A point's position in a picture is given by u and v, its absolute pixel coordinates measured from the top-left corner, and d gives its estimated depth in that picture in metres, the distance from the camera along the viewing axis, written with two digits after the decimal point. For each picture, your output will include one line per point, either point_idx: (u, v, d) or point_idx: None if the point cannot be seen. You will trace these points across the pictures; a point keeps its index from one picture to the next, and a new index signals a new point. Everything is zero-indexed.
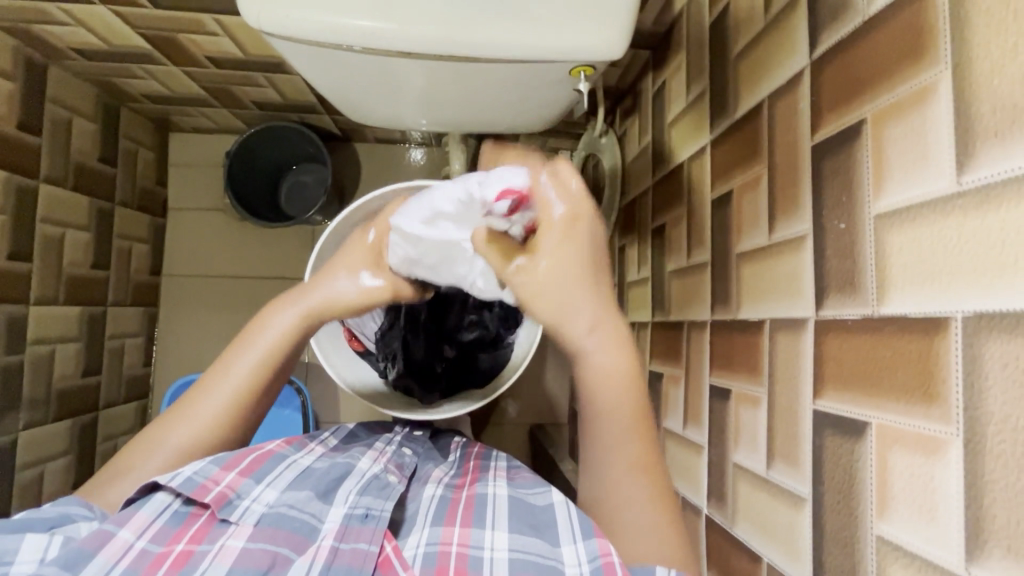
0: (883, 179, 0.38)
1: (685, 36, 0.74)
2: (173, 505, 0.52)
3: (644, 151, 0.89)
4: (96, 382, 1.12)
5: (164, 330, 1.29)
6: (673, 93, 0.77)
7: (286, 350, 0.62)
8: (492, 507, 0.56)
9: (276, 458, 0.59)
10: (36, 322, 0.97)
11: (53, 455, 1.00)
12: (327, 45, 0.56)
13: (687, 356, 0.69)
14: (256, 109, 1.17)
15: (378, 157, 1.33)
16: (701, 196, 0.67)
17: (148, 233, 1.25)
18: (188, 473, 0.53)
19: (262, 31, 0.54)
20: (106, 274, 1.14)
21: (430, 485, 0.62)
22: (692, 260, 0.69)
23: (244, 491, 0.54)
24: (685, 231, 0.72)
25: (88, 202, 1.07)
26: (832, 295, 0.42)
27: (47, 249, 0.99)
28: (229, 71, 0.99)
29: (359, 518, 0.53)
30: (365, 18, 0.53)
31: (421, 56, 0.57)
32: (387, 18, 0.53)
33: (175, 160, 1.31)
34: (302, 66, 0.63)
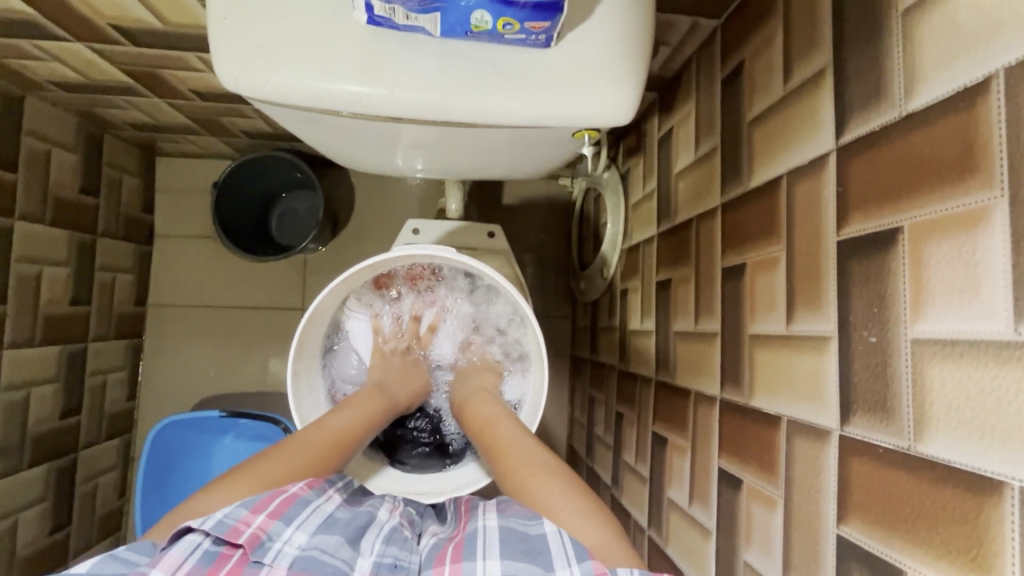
0: (924, 300, 0.34)
1: (694, 85, 0.70)
2: (203, 546, 0.46)
3: (649, 196, 0.85)
4: (76, 421, 1.08)
5: (149, 362, 1.25)
6: (681, 144, 0.73)
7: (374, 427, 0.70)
8: (483, 538, 0.50)
9: (301, 499, 0.53)
10: (9, 365, 0.92)
11: (29, 502, 0.96)
12: (312, 109, 0.52)
13: (693, 428, 0.65)
14: (245, 137, 1.13)
15: (372, 183, 1.28)
16: (710, 260, 0.63)
17: (132, 263, 1.21)
18: (219, 516, 0.48)
19: (241, 94, 0.50)
20: (87, 309, 1.09)
21: (425, 537, 0.57)
22: (700, 326, 0.65)
23: (274, 534, 0.49)
24: (693, 293, 0.68)
25: (68, 236, 1.03)
26: (860, 413, 0.38)
27: (22, 289, 0.94)
28: (215, 103, 0.95)
29: (390, 568, 0.49)
30: (352, 84, 0.49)
31: (413, 119, 0.53)
32: (376, 83, 0.49)
33: (161, 186, 1.27)
34: (287, 122, 0.59)
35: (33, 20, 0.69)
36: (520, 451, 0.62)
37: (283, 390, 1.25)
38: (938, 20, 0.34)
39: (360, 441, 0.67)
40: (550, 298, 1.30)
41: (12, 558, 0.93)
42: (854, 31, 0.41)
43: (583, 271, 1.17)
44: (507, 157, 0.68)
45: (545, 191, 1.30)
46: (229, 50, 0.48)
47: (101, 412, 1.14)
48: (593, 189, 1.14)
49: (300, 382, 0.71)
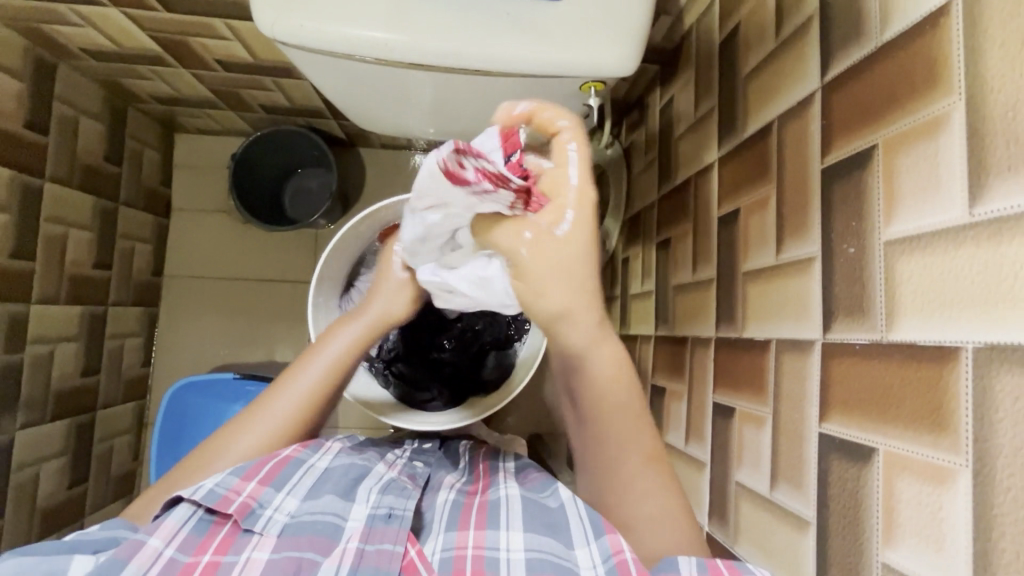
0: (894, 206, 0.38)
1: (694, 53, 0.74)
2: (198, 514, 0.52)
3: (650, 164, 0.89)
4: (95, 382, 1.11)
5: (164, 331, 1.29)
6: (681, 109, 0.78)
7: (351, 362, 0.65)
8: (506, 509, 0.56)
9: (294, 462, 0.58)
10: (36, 321, 0.96)
11: (50, 455, 1.00)
12: (340, 55, 0.56)
13: (690, 372, 0.69)
14: (263, 112, 1.17)
15: (383, 161, 1.33)
16: (707, 213, 0.67)
17: (150, 234, 1.25)
18: (209, 485, 0.53)
19: (276, 39, 0.54)
20: (107, 274, 1.13)
21: (443, 490, 0.62)
22: (697, 276, 0.69)
23: (266, 500, 0.54)
24: (691, 246, 0.72)
25: (93, 202, 1.07)
26: (840, 319, 0.42)
27: (49, 248, 0.98)
28: (238, 74, 0.99)
29: (383, 518, 0.53)
30: (378, 30, 0.53)
31: (433, 68, 0.57)
32: (401, 30, 0.53)
33: (179, 161, 1.31)
34: (314, 74, 0.63)
35: None
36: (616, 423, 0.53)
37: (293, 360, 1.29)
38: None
39: (349, 372, 0.65)
40: None
41: (32, 508, 0.97)
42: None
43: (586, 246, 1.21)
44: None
45: None
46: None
47: (118, 376, 1.18)
48: (596, 168, 1.19)
49: (319, 317, 0.77)
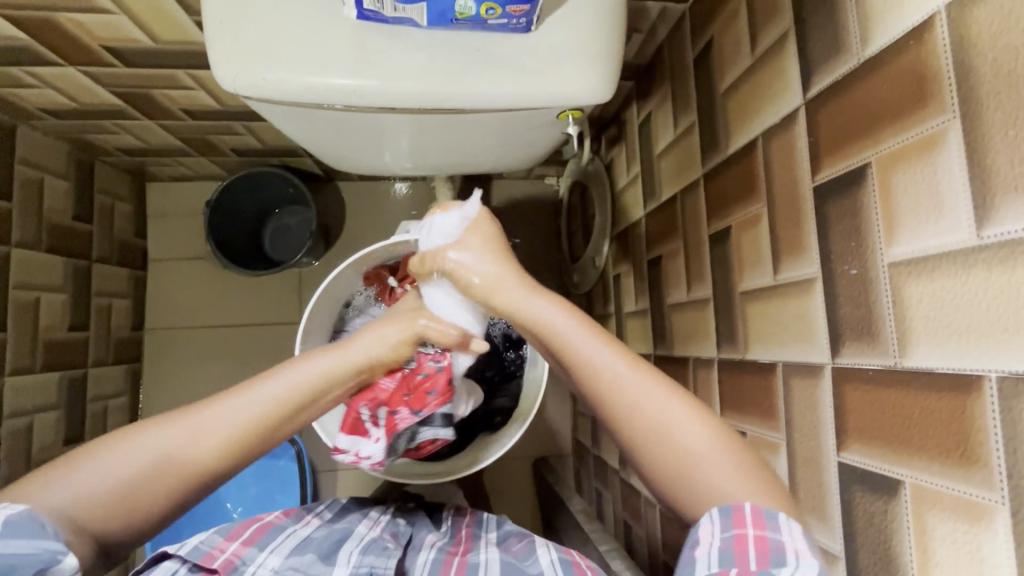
0: (895, 226, 0.36)
1: (669, 69, 0.73)
2: (179, 572, 0.51)
3: (634, 179, 0.88)
4: (79, 448, 1.07)
5: (149, 386, 1.25)
6: (661, 124, 0.76)
7: (312, 394, 0.51)
8: (484, 572, 0.55)
9: (276, 529, 0.57)
10: (12, 394, 0.93)
11: None
12: (307, 103, 0.54)
13: (695, 394, 0.67)
14: (235, 155, 1.15)
15: (361, 194, 1.30)
16: (697, 230, 0.66)
17: (128, 288, 1.21)
18: (195, 542, 0.53)
19: (238, 93, 0.52)
20: (84, 335, 1.09)
21: (423, 550, 0.59)
22: (692, 294, 0.67)
23: (250, 558, 0.53)
24: (683, 264, 0.70)
25: (64, 262, 1.04)
26: (848, 343, 0.41)
27: (20, 317, 0.95)
28: (206, 121, 0.97)
29: None
30: (345, 77, 0.51)
31: (405, 109, 0.55)
32: (369, 75, 0.51)
33: (153, 211, 1.28)
34: (282, 123, 0.61)
35: (26, 44, 0.71)
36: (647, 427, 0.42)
37: None
38: None
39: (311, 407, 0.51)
40: None
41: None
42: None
43: (576, 264, 1.18)
44: (496, 150, 0.71)
45: (532, 191, 1.33)
46: (225, 50, 0.50)
47: None
48: (579, 184, 1.18)
49: None
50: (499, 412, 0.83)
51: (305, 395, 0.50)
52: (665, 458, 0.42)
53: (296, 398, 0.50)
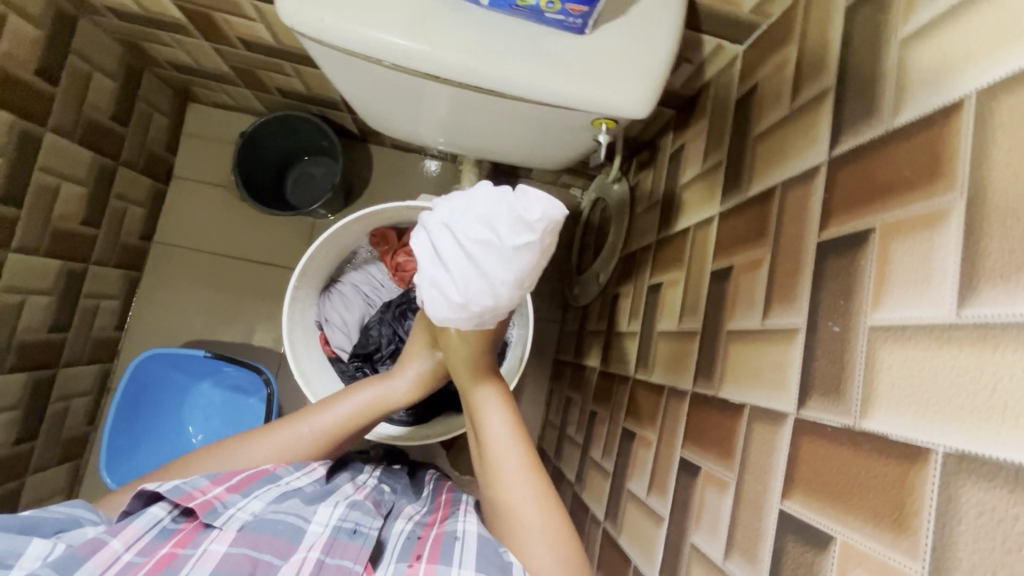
0: (883, 293, 0.37)
1: (710, 105, 0.74)
2: (163, 520, 0.57)
3: (653, 205, 0.89)
4: (62, 339, 1.09)
5: (144, 297, 1.27)
6: (691, 156, 0.78)
7: (370, 418, 0.69)
8: (460, 545, 0.57)
9: (268, 476, 0.62)
10: (12, 268, 0.95)
11: (1, 408, 0.97)
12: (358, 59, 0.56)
13: (662, 422, 0.68)
14: (278, 94, 1.17)
15: (391, 161, 1.32)
16: (701, 264, 0.67)
17: (146, 198, 1.23)
18: (176, 483, 0.57)
19: (294, 29, 0.54)
20: (94, 232, 1.12)
21: (400, 520, 0.65)
22: (682, 326, 0.68)
23: (230, 502, 0.58)
24: (680, 294, 0.71)
25: (94, 159, 1.06)
26: (815, 397, 0.41)
27: (39, 199, 0.97)
28: (258, 55, 0.99)
29: (347, 533, 0.57)
30: (397, 36, 0.53)
31: (448, 81, 0.57)
32: (421, 40, 0.53)
33: (188, 130, 1.30)
34: (328, 69, 0.63)
35: None
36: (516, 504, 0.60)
37: (270, 346, 1.27)
38: (928, 47, 0.39)
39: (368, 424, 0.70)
40: (542, 300, 1.32)
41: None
42: (859, 55, 0.46)
43: (579, 276, 1.19)
44: (527, 144, 0.72)
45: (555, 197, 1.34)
46: None
47: (88, 335, 1.16)
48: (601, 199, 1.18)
49: (294, 311, 0.75)
50: None
51: (363, 417, 0.69)
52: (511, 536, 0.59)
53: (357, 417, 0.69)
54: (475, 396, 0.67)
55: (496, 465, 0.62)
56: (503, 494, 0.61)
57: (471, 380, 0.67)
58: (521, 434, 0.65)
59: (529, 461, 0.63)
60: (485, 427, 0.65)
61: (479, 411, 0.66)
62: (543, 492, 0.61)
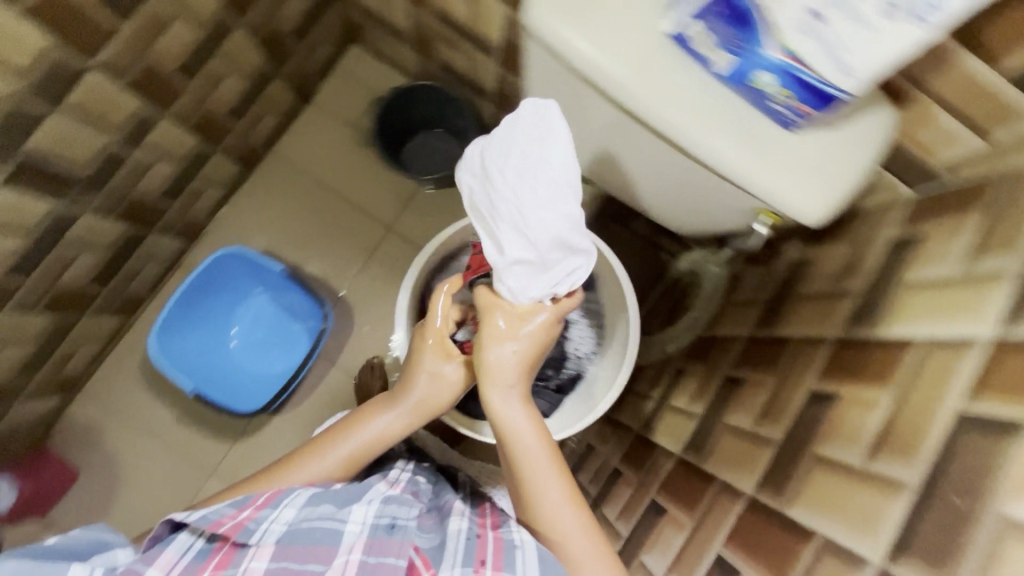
0: (1020, 490, 0.41)
1: (855, 231, 0.73)
2: (196, 544, 0.59)
3: (756, 302, 0.89)
4: (165, 208, 1.18)
5: (242, 196, 1.34)
6: (819, 272, 0.77)
7: (380, 446, 0.74)
8: (521, 556, 0.60)
9: (292, 490, 0.65)
10: (160, 132, 1.05)
11: (92, 248, 1.06)
12: (571, 69, 0.61)
13: (702, 512, 0.70)
14: (437, 62, 1.22)
15: None
16: (801, 375, 0.68)
17: (283, 110, 1.31)
18: (201, 513, 0.60)
19: (535, 29, 0.60)
20: (230, 126, 1.20)
21: (454, 518, 0.68)
22: (759, 429, 0.70)
23: (262, 517, 0.60)
24: (764, 398, 0.72)
25: (257, 59, 1.15)
26: (912, 555, 0.47)
27: (201, 84, 1.07)
28: (439, 21, 1.06)
29: (386, 530, 0.61)
30: (623, 71, 0.58)
31: (645, 126, 0.62)
32: (641, 82, 0.59)
33: (341, 64, 1.38)
34: (533, 76, 0.69)
35: None
36: (563, 526, 0.63)
37: (330, 285, 1.31)
38: None
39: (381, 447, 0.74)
40: None
41: (38, 278, 1.00)
42: None
43: None
44: (676, 205, 0.76)
45: None
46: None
47: (185, 212, 1.24)
48: None
49: None
50: None
51: (371, 447, 0.73)
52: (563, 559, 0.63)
53: (375, 443, 0.73)
54: (499, 409, 0.69)
55: (537, 487, 0.65)
56: (549, 516, 0.64)
57: (499, 395, 0.69)
58: (555, 453, 0.67)
59: (568, 486, 0.65)
60: (517, 444, 0.67)
61: (506, 423, 0.68)
62: (589, 523, 0.64)
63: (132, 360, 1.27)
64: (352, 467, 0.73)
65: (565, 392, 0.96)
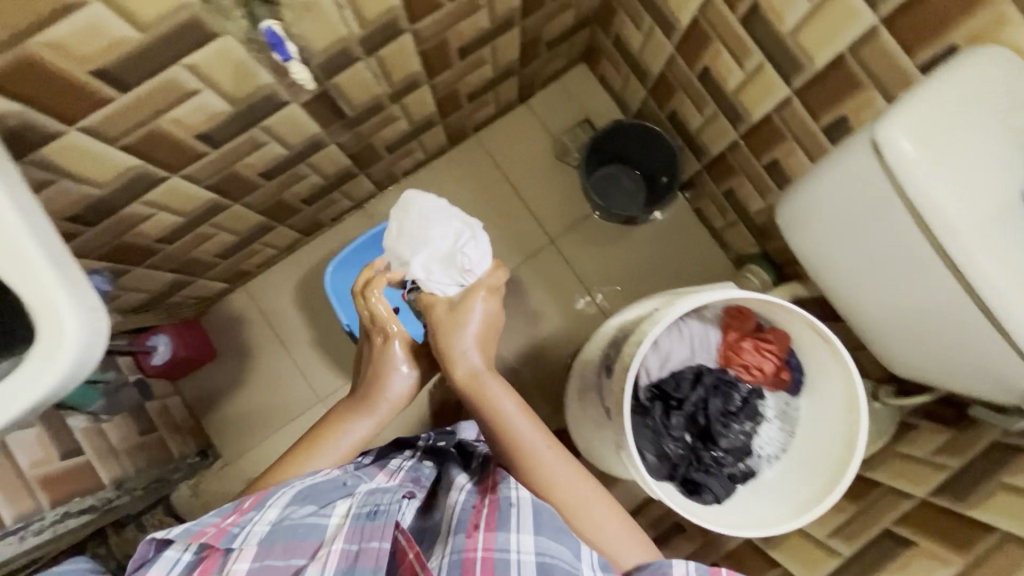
0: None
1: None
2: (183, 557, 0.68)
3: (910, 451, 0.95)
4: (382, 157, 1.28)
5: (437, 164, 1.46)
6: (976, 439, 0.85)
7: (359, 446, 0.88)
8: (512, 514, 0.72)
9: (268, 493, 0.75)
10: (425, 92, 1.13)
11: (320, 173, 1.17)
12: (906, 204, 0.72)
13: None
14: (664, 114, 1.30)
15: (680, 220, 1.45)
16: (939, 531, 0.77)
17: (502, 103, 1.41)
18: (177, 530, 0.68)
19: (883, 143, 0.71)
20: (465, 105, 1.29)
21: (455, 493, 0.82)
22: (885, 564, 0.78)
23: (246, 520, 0.71)
24: (896, 539, 0.81)
25: (516, 58, 1.23)
26: None
27: (470, 63, 1.13)
28: (696, 86, 1.12)
29: (372, 515, 0.72)
30: (957, 208, 0.68)
31: (934, 268, 0.73)
32: (973, 224, 0.68)
33: (565, 80, 1.49)
34: (846, 171, 0.78)
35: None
36: (569, 490, 0.78)
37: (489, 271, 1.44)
38: None
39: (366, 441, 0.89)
40: None
41: (274, 183, 1.09)
42: None
43: None
44: (899, 344, 0.86)
45: None
46: (914, 120, 0.69)
47: (393, 166, 1.36)
48: None
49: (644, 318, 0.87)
50: (712, 489, 0.93)
51: (360, 437, 0.88)
52: (578, 519, 0.77)
53: (364, 438, 0.88)
54: (489, 394, 0.85)
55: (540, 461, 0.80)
56: (556, 483, 0.79)
57: (479, 380, 0.86)
58: (542, 430, 0.83)
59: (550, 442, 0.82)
60: (512, 428, 0.83)
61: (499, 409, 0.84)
62: (588, 484, 0.80)
63: (297, 273, 1.43)
64: (350, 454, 0.88)
65: (736, 484, 0.95)
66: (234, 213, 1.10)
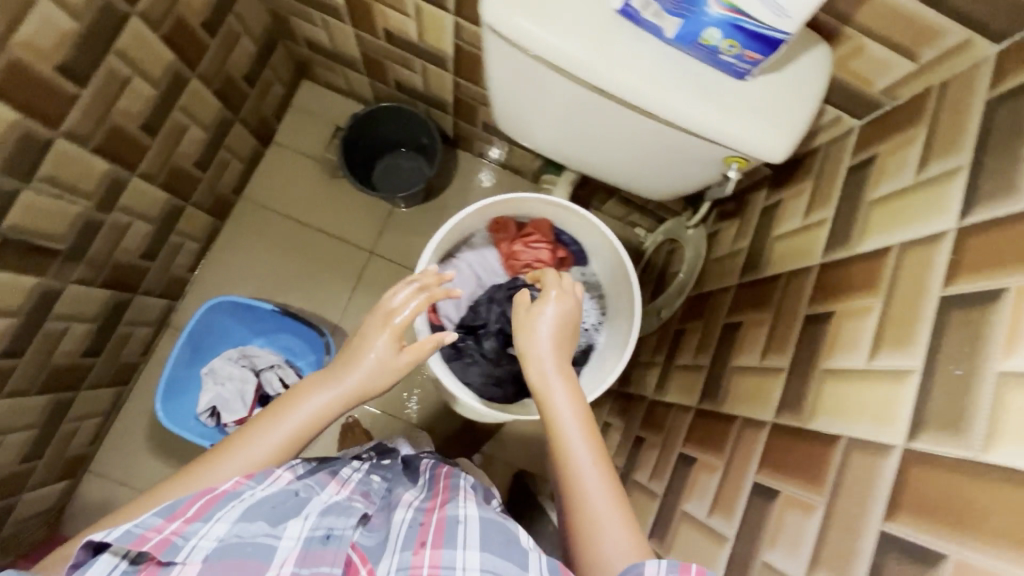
0: (833, 350, 0.68)
1: (816, 169, 0.89)
2: (118, 566, 0.56)
3: (736, 253, 1.07)
4: (147, 268, 1.30)
5: (218, 251, 1.51)
6: (789, 211, 0.94)
7: (300, 438, 0.71)
8: (460, 528, 0.64)
9: (224, 497, 0.61)
10: (113, 134, 1.02)
11: (83, 317, 1.16)
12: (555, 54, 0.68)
13: (730, 451, 0.80)
14: (393, 87, 1.42)
15: (471, 167, 1.58)
16: (793, 311, 0.80)
17: (211, 124, 1.29)
18: (126, 528, 0.56)
19: (492, 24, 0.68)
20: (150, 143, 1.13)
21: (401, 509, 0.72)
22: (765, 361, 0.81)
23: (190, 533, 0.57)
24: (766, 333, 0.84)
25: (215, 113, 1.28)
26: (788, 412, 0.71)
27: (108, 82, 0.96)
28: (395, 49, 1.23)
29: (321, 539, 0.61)
30: (587, 51, 0.67)
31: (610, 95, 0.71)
32: (605, 60, 0.68)
33: (298, 104, 1.59)
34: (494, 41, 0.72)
35: None
36: (585, 483, 0.64)
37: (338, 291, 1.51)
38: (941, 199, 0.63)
39: (318, 428, 0.72)
40: None
41: (31, 355, 1.07)
42: (987, 175, 0.58)
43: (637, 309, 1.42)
44: (634, 174, 0.92)
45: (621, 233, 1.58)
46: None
47: (168, 269, 1.38)
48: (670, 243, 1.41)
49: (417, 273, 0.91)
50: None
51: (303, 427, 0.71)
52: (584, 526, 0.62)
53: (296, 438, 0.71)
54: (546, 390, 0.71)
55: (566, 449, 0.66)
56: (575, 473, 0.65)
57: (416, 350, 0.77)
58: (589, 426, 0.69)
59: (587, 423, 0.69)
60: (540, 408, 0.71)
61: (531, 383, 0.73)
62: (607, 474, 0.66)
63: (143, 418, 1.44)
64: (300, 440, 0.71)
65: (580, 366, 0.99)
66: (6, 408, 1.07)
